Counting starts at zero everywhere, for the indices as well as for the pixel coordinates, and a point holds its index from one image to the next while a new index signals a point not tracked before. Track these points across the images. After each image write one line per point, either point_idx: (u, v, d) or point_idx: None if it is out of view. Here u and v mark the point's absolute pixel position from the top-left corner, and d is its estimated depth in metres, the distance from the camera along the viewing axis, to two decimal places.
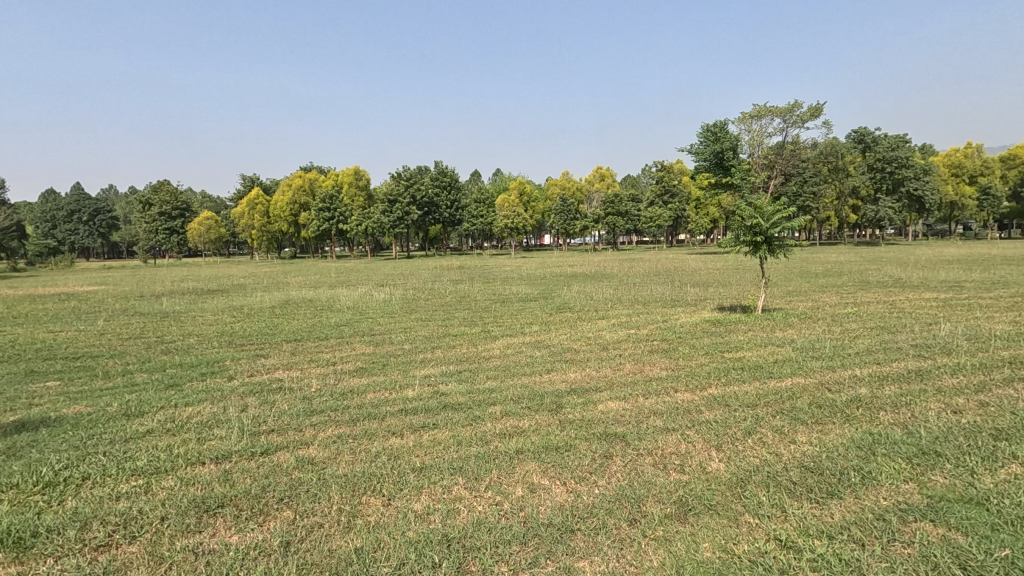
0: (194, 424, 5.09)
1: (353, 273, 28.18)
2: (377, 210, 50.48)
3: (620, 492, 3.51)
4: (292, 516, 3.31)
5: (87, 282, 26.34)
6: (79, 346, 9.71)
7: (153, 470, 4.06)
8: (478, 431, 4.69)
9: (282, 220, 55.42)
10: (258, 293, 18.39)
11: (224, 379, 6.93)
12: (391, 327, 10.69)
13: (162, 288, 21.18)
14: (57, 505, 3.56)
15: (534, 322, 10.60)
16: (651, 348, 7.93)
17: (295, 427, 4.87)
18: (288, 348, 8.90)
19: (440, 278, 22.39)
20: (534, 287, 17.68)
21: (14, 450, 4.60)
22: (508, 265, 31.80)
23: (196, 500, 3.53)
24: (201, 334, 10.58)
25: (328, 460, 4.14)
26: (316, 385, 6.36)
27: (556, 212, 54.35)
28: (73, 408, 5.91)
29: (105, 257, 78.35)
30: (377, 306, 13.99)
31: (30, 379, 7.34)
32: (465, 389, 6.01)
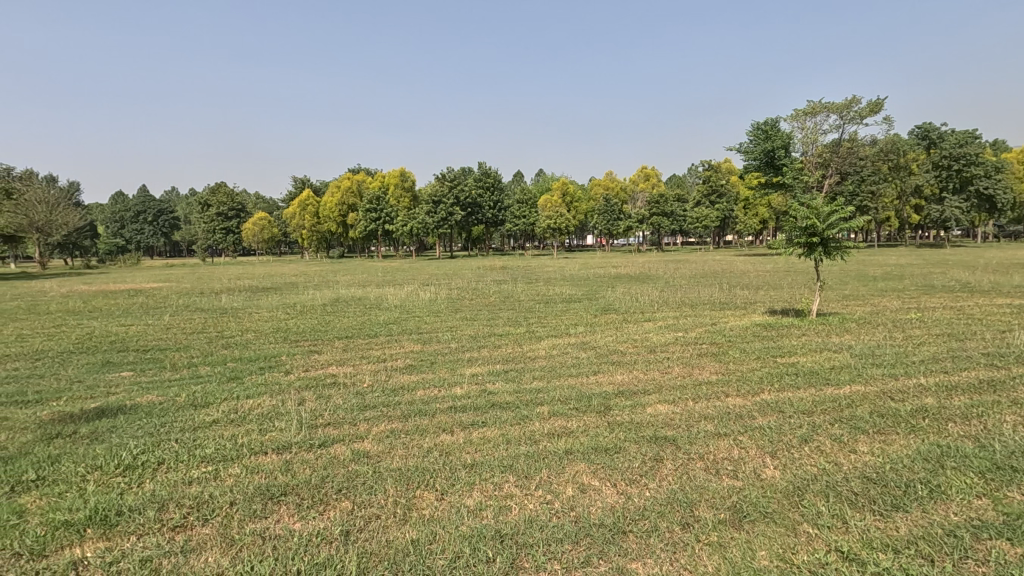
0: (256, 415, 5.35)
1: (400, 272, 28.79)
2: (421, 211, 51.29)
3: (671, 496, 3.48)
4: (350, 506, 3.44)
5: (154, 279, 27.95)
6: (149, 339, 10.32)
7: (221, 457, 4.29)
8: (526, 431, 4.74)
9: (331, 221, 57.18)
10: (309, 291, 19.09)
11: (281, 373, 7.24)
12: (438, 325, 10.87)
13: (221, 285, 22.25)
14: (137, 486, 3.83)
15: (579, 323, 10.57)
16: (700, 352, 7.78)
17: (350, 421, 5.05)
18: (340, 345, 9.19)
19: (484, 279, 22.57)
20: (578, 288, 17.59)
21: (96, 435, 4.96)
22: (550, 265, 31.74)
23: (261, 487, 3.72)
24: (258, 330, 11.07)
25: (382, 454, 4.27)
26: (368, 381, 6.57)
27: (599, 213, 53.99)
28: (146, 397, 6.31)
29: (167, 256, 82.76)
30: (424, 305, 14.27)
31: (106, 369, 7.87)
32: (512, 389, 6.06)
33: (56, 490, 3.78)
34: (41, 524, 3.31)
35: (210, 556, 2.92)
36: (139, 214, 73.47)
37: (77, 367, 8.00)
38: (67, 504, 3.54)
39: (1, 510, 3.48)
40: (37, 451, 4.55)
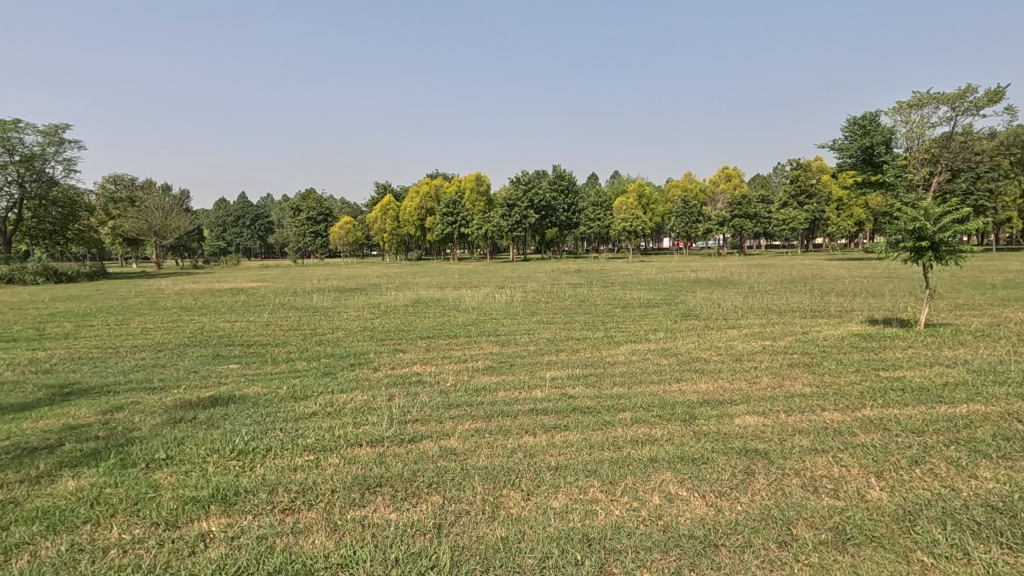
0: (350, 409, 5.68)
1: (476, 275, 29.34)
2: (496, 214, 51.99)
3: (765, 512, 3.34)
4: (441, 501, 3.59)
5: (252, 279, 30.19)
6: (251, 335, 11.20)
7: (321, 448, 4.60)
8: (609, 436, 4.72)
9: (410, 224, 59.33)
10: (392, 292, 19.92)
11: (371, 370, 7.64)
12: (516, 328, 10.99)
13: (312, 285, 23.76)
14: (249, 470, 4.18)
15: (659, 329, 10.33)
16: (791, 362, 7.38)
17: (436, 419, 5.26)
18: (423, 344, 9.55)
19: (559, 282, 22.51)
20: (656, 292, 17.17)
21: (212, 421, 5.49)
22: (626, 269, 31.10)
23: (358, 478, 3.95)
24: (348, 329, 11.72)
25: (468, 452, 4.41)
26: (451, 380, 6.80)
27: (677, 215, 52.54)
28: (251, 388, 6.88)
29: (263, 257, 89.18)
30: (501, 307, 14.51)
31: (217, 361, 8.66)
32: (593, 394, 6.05)
33: (182, 469, 4.21)
34: (173, 498, 3.71)
35: (317, 539, 3.15)
36: (239, 219, 79.99)
37: (193, 359, 8.85)
38: (194, 481, 3.95)
39: (140, 484, 3.93)
40: (165, 433, 5.10)
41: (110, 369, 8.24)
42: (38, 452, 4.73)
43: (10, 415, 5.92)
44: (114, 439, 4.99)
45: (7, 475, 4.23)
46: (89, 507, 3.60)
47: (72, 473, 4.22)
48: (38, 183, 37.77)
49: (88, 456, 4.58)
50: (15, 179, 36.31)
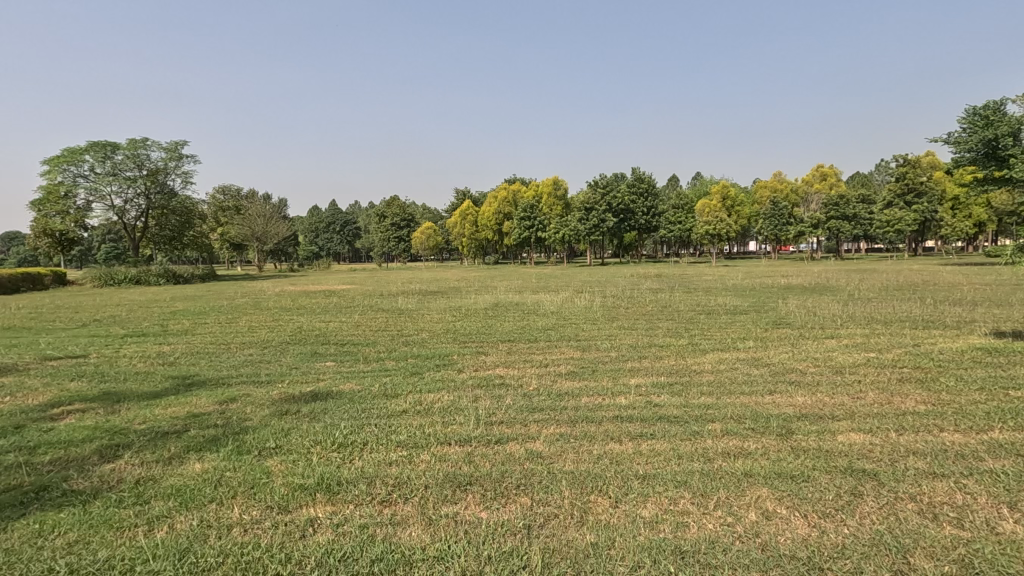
0: (438, 408, 5.90)
1: (553, 279, 29.41)
2: (574, 218, 51.39)
3: (876, 537, 3.11)
4: (530, 502, 3.65)
5: (342, 282, 32.11)
6: (343, 335, 11.89)
7: (413, 444, 4.80)
8: (699, 447, 4.57)
9: (488, 229, 60.40)
10: (472, 295, 20.40)
11: (455, 371, 7.89)
12: (596, 333, 10.91)
13: (397, 288, 24.83)
14: (350, 462, 4.46)
15: (748, 337, 9.85)
16: (902, 377, 6.77)
17: (521, 421, 5.34)
18: (504, 348, 9.72)
19: (639, 287, 22.09)
20: (744, 298, 16.37)
21: (313, 413, 5.91)
22: (709, 274, 29.94)
23: (450, 475, 4.10)
24: (432, 330, 12.17)
25: (555, 456, 4.45)
26: (534, 384, 6.85)
27: (765, 217, 50.20)
28: (346, 385, 7.32)
29: (351, 261, 94.45)
30: (580, 312, 14.46)
31: (315, 358, 9.31)
32: (680, 403, 5.88)
33: (290, 458, 4.57)
34: (284, 484, 4.03)
35: (414, 531, 3.31)
36: (330, 225, 86.12)
37: (294, 356, 9.55)
38: (301, 470, 4.28)
39: (256, 469, 4.31)
40: (274, 424, 5.56)
41: (223, 363, 9.07)
42: (170, 435, 5.31)
43: (145, 402, 6.67)
44: (230, 427, 5.49)
45: (146, 455, 4.78)
46: (214, 488, 4.01)
47: (197, 457, 4.69)
48: (161, 195, 42.17)
49: (210, 442, 5.07)
50: (143, 191, 40.87)
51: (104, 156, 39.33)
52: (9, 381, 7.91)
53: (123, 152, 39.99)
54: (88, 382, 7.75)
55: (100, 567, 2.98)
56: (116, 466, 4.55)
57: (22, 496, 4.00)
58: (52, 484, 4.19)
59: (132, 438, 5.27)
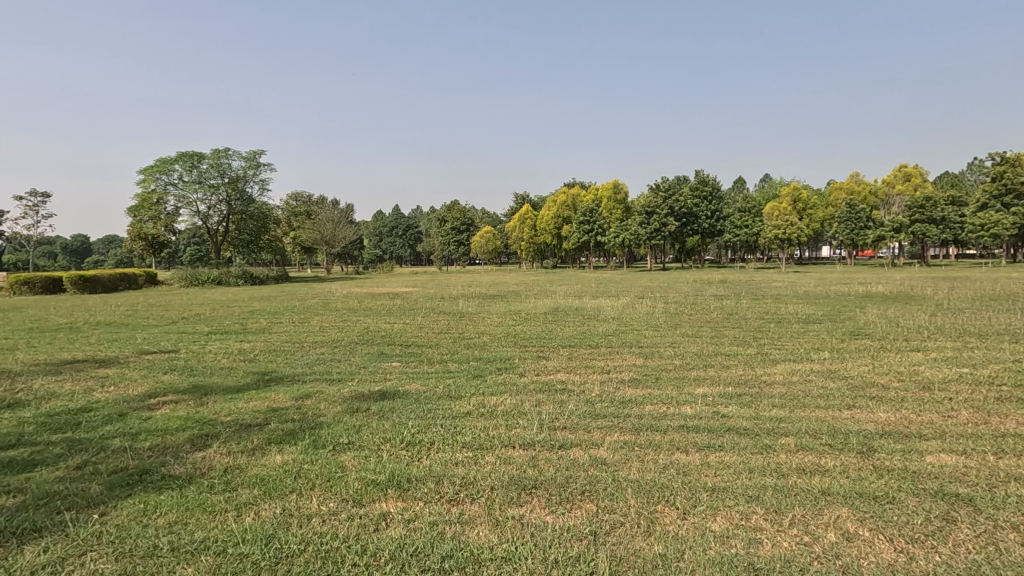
0: (502, 412, 5.98)
1: (613, 284, 29.07)
2: (635, 222, 50.36)
3: (972, 568, 2.90)
4: (595, 508, 3.65)
5: (405, 285, 33.06)
6: (408, 336, 12.28)
7: (478, 446, 4.90)
8: (771, 462, 4.40)
9: (547, 233, 60.61)
10: (532, 299, 20.51)
11: (517, 375, 7.97)
12: (659, 340, 10.69)
13: (458, 291, 25.34)
14: (418, 460, 4.61)
15: (823, 348, 9.35)
16: (1001, 395, 6.21)
17: (584, 428, 5.33)
18: (565, 353, 9.71)
19: (703, 293, 21.44)
20: (818, 307, 15.55)
21: (382, 412, 6.15)
22: (778, 280, 28.67)
23: (515, 479, 4.15)
24: (493, 333, 12.33)
25: (619, 463, 4.41)
26: (597, 391, 6.81)
27: (840, 221, 48.28)
28: (411, 385, 7.55)
29: (412, 264, 97.05)
30: (641, 318, 14.23)
31: (382, 358, 9.68)
32: (750, 414, 5.68)
33: (362, 454, 4.78)
34: (357, 478, 4.23)
35: (482, 531, 3.39)
36: (393, 229, 88.83)
37: (362, 355, 9.96)
38: (373, 466, 4.46)
39: (331, 464, 4.53)
40: (347, 420, 5.83)
41: (297, 360, 9.59)
42: (253, 428, 5.68)
43: (229, 396, 7.15)
44: (307, 422, 5.81)
45: (232, 445, 5.13)
46: (294, 479, 4.26)
47: (278, 449, 5.00)
48: (241, 202, 45.07)
49: (289, 435, 5.38)
50: (225, 198, 43.86)
51: (192, 166, 42.46)
52: (112, 372, 8.70)
53: (208, 162, 43.06)
54: (179, 376, 8.41)
55: (197, 547, 3.24)
56: (206, 455, 4.92)
57: (127, 478, 4.40)
58: (153, 468, 4.59)
59: (218, 429, 5.68)
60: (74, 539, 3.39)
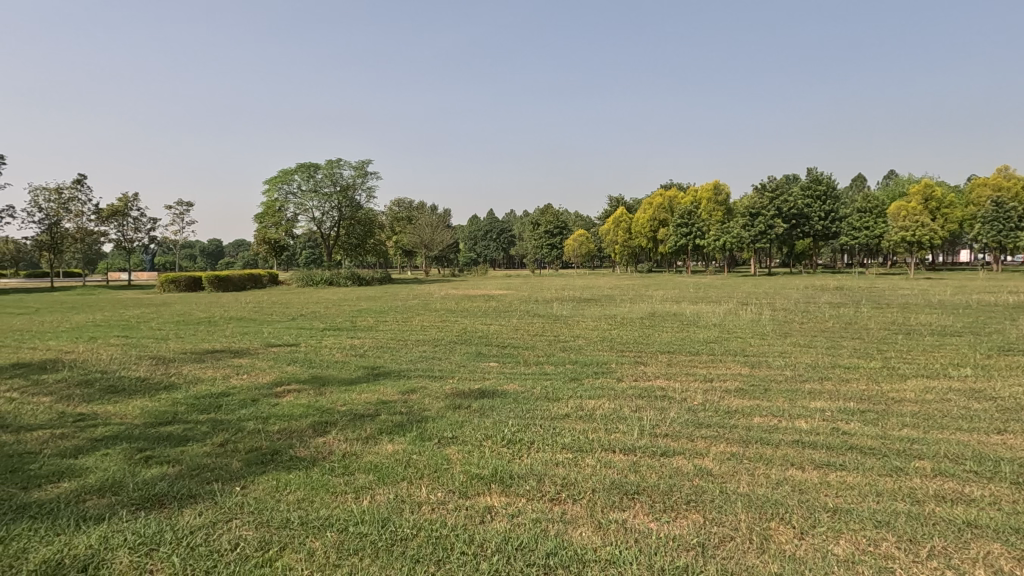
0: (601, 416, 5.93)
1: (713, 289, 27.71)
2: (737, 224, 47.59)
3: None
4: (702, 519, 3.53)
5: (499, 287, 33.68)
6: (504, 338, 12.52)
7: (578, 447, 4.92)
8: (902, 486, 3.99)
9: (642, 236, 59.36)
10: (627, 304, 20.06)
11: (614, 379, 7.86)
12: (767, 349, 10.01)
13: (551, 294, 25.42)
14: (519, 458, 4.71)
15: (964, 364, 8.29)
16: None
17: (687, 436, 5.16)
18: (664, 359, 9.42)
19: (815, 300, 19.83)
20: (955, 317, 13.84)
21: (482, 409, 6.34)
22: (906, 287, 25.86)
23: (616, 483, 4.12)
24: (588, 337, 12.24)
25: (727, 475, 4.22)
26: (699, 399, 6.55)
27: (984, 223, 42.66)
28: (509, 385, 7.71)
29: (505, 267, 98.79)
30: (746, 325, 13.44)
31: (480, 358, 9.97)
32: (875, 433, 5.20)
33: (465, 448, 4.97)
34: (462, 471, 4.40)
35: (584, 532, 3.40)
36: (488, 233, 91.02)
37: (461, 355, 10.34)
38: (476, 461, 4.62)
39: (437, 456, 4.76)
40: (450, 415, 6.09)
41: (402, 357, 10.12)
42: (364, 418, 6.10)
43: (344, 387, 7.74)
44: (413, 415, 6.13)
45: (348, 432, 5.54)
46: (404, 467, 4.52)
47: (388, 439, 5.33)
48: (350, 208, 48.38)
49: (398, 426, 5.73)
50: (336, 205, 47.31)
51: (309, 176, 46.34)
52: (245, 362, 9.73)
53: (323, 172, 46.75)
54: (301, 367, 9.23)
55: (322, 523, 3.53)
56: (326, 440, 5.35)
57: (261, 457, 4.90)
58: (282, 449, 5.08)
59: (336, 417, 6.15)
60: (221, 507, 3.84)
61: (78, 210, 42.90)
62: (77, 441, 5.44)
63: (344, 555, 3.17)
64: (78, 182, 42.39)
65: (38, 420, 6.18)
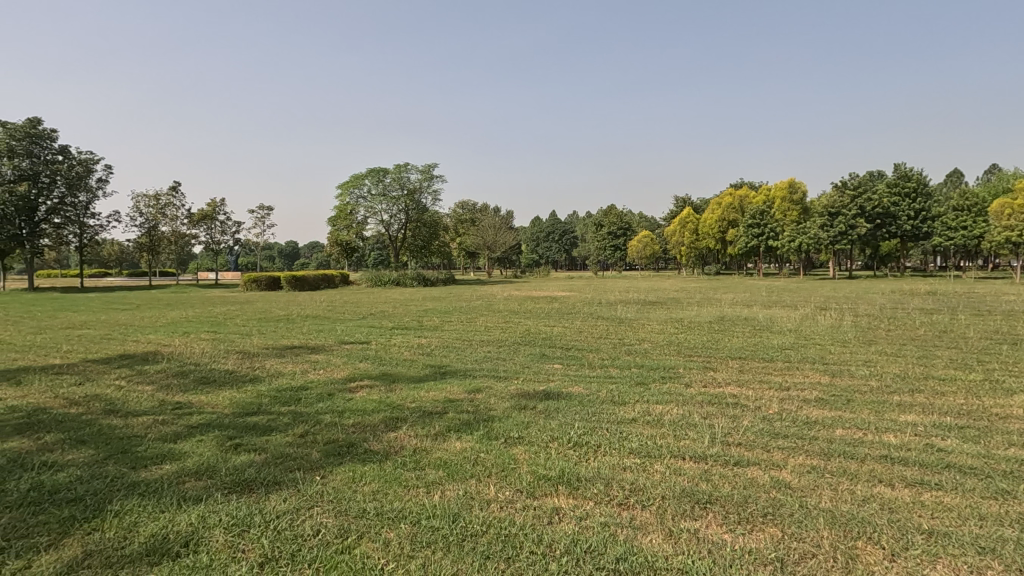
0: (669, 421, 5.79)
1: (788, 293, 26.40)
2: (814, 224, 45.03)
3: None
4: (781, 534, 3.37)
5: (562, 288, 33.63)
6: (568, 340, 12.47)
7: (646, 453, 4.84)
8: (1009, 512, 3.63)
9: (710, 237, 57.49)
10: (695, 307, 19.46)
11: (682, 385, 7.64)
12: (848, 358, 9.40)
13: (615, 296, 25.07)
14: (585, 461, 4.70)
15: None
16: None
17: (761, 446, 4.96)
18: (735, 365, 9.07)
19: (903, 305, 18.43)
20: None
21: (547, 411, 6.37)
22: (1011, 293, 23.53)
23: (687, 491, 4.02)
24: (655, 341, 11.96)
25: (807, 489, 4.01)
26: (775, 408, 6.26)
27: None
28: (574, 388, 7.67)
29: (568, 267, 98.53)
30: (826, 331, 12.70)
31: (544, 360, 10.01)
32: (976, 452, 4.76)
33: (531, 448, 5.02)
34: (529, 472, 4.44)
35: (655, 539, 3.35)
36: (550, 233, 91.06)
37: (525, 355, 10.43)
38: (543, 462, 4.64)
39: (504, 455, 4.82)
40: (516, 416, 6.16)
41: (467, 357, 10.33)
42: (433, 415, 6.27)
43: (412, 384, 8.00)
44: (479, 414, 6.25)
45: (419, 429, 5.73)
46: (472, 465, 4.61)
47: (456, 436, 5.46)
48: (417, 210, 49.79)
49: (465, 425, 5.84)
50: (404, 208, 48.84)
51: (378, 180, 48.09)
52: (322, 358, 10.24)
53: (391, 176, 48.34)
54: (372, 364, 9.61)
55: (396, 516, 3.68)
56: (398, 435, 5.55)
57: (338, 449, 5.15)
58: (357, 442, 5.32)
59: (406, 413, 6.37)
60: (303, 495, 4.07)
61: (173, 214, 46.64)
62: (176, 427, 5.93)
63: (417, 547, 3.28)
64: (173, 189, 46.08)
65: (143, 407, 6.80)
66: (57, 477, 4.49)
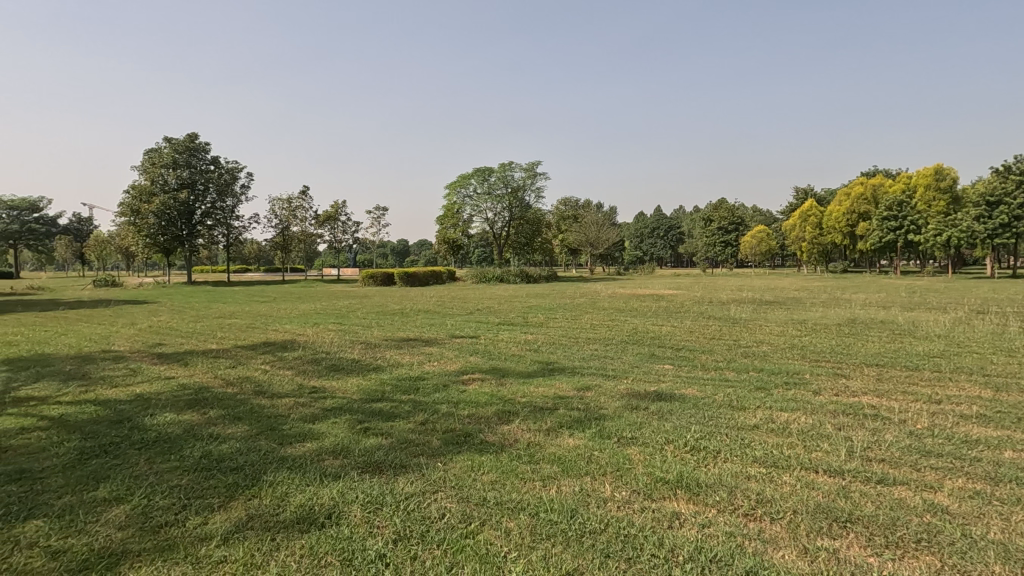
0: (798, 431, 5.38)
1: (936, 293, 23.27)
2: (967, 216, 39.43)
3: None
4: (938, 564, 3.02)
5: (669, 287, 32.34)
6: (678, 340, 11.97)
7: (774, 463, 4.53)
8: None
9: (837, 232, 52.47)
10: (821, 308, 17.81)
11: (810, 392, 7.05)
12: (1016, 370, 8.12)
13: (729, 296, 23.60)
14: (704, 466, 4.52)
15: None
16: None
17: (910, 464, 4.45)
18: (872, 373, 8.20)
19: None
20: None
21: (662, 412, 6.18)
22: None
23: (823, 506, 3.72)
24: (775, 343, 11.13)
25: (971, 517, 3.54)
26: (923, 423, 5.58)
27: None
28: (688, 390, 7.38)
29: (674, 265, 94.76)
30: (986, 338, 11.04)
31: (653, 360, 9.72)
32: None
33: (647, 450, 4.91)
34: (646, 473, 4.35)
35: (788, 555, 3.15)
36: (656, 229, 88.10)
37: (634, 355, 10.18)
38: (659, 463, 4.54)
39: (619, 455, 4.76)
40: (628, 416, 6.03)
41: (574, 354, 10.29)
42: (544, 411, 6.34)
43: (522, 379, 8.16)
44: (590, 413, 6.20)
45: (531, 423, 5.82)
46: (586, 462, 4.61)
47: (569, 432, 5.50)
48: (520, 208, 50.55)
49: (576, 422, 5.84)
50: (508, 206, 49.77)
51: (484, 179, 49.38)
52: (435, 350, 10.76)
53: (496, 175, 49.38)
54: (481, 358, 9.91)
55: (515, 506, 3.78)
56: (511, 429, 5.68)
57: (455, 438, 5.39)
58: (473, 433, 5.53)
59: (517, 407, 6.51)
60: (428, 479, 4.32)
61: (302, 215, 51.38)
62: (314, 408, 6.57)
63: (538, 539, 3.35)
64: (302, 194, 50.71)
65: (285, 389, 7.59)
66: (221, 447, 5.15)
